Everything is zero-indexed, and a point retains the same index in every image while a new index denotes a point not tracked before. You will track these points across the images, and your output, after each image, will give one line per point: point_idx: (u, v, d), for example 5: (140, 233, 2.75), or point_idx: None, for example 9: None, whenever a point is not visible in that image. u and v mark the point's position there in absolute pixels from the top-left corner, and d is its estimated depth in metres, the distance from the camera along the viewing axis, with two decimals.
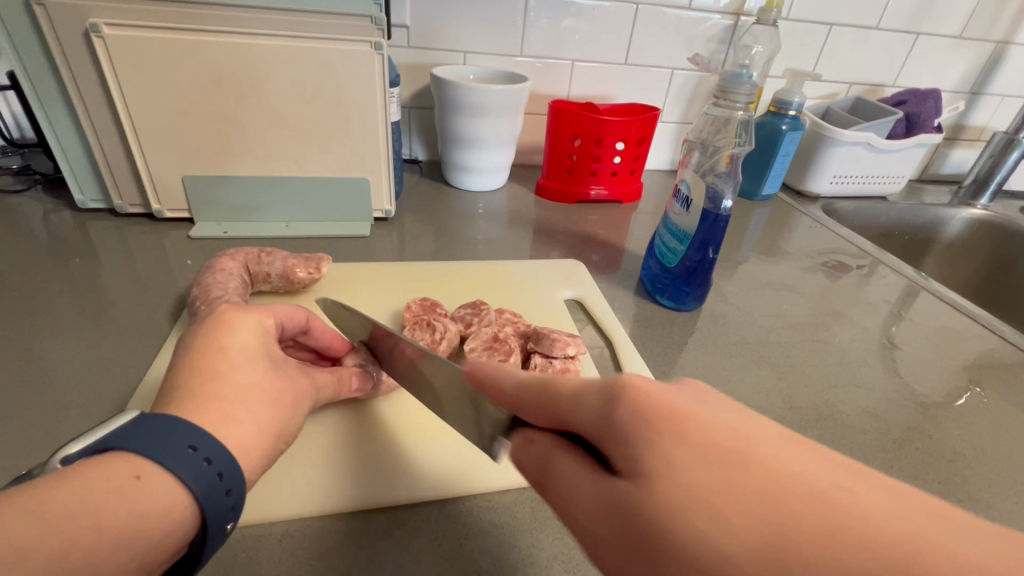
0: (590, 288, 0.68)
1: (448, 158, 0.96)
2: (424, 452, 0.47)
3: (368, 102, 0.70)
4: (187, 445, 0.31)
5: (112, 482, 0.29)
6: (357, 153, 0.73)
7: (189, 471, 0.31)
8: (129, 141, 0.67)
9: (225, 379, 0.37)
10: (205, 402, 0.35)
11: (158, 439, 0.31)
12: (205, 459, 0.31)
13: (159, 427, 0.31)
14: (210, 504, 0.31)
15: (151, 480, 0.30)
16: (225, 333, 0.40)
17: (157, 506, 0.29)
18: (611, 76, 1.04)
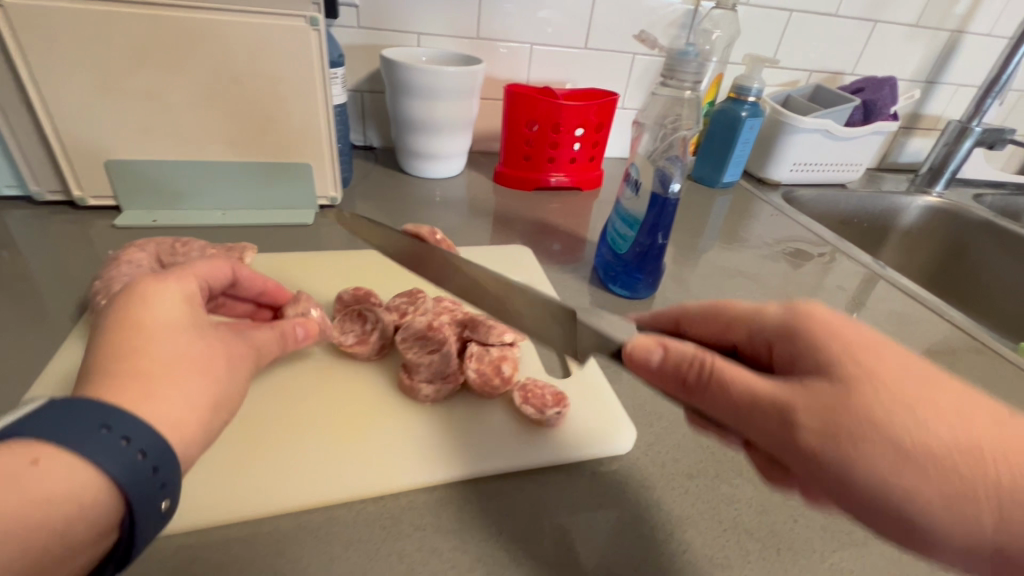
0: (537, 275, 0.66)
1: (401, 145, 0.92)
2: (350, 446, 0.42)
3: (307, 81, 0.66)
4: (98, 425, 0.28)
5: (9, 470, 0.26)
6: (296, 136, 0.69)
7: (104, 455, 0.28)
8: (41, 121, 0.62)
9: (141, 357, 0.33)
10: (122, 382, 0.31)
11: (68, 419, 0.28)
12: (125, 438, 0.29)
13: (70, 408, 0.28)
14: (134, 487, 0.29)
15: (53, 464, 0.27)
16: (145, 304, 0.35)
17: (66, 489, 0.27)
18: (572, 61, 1.01)
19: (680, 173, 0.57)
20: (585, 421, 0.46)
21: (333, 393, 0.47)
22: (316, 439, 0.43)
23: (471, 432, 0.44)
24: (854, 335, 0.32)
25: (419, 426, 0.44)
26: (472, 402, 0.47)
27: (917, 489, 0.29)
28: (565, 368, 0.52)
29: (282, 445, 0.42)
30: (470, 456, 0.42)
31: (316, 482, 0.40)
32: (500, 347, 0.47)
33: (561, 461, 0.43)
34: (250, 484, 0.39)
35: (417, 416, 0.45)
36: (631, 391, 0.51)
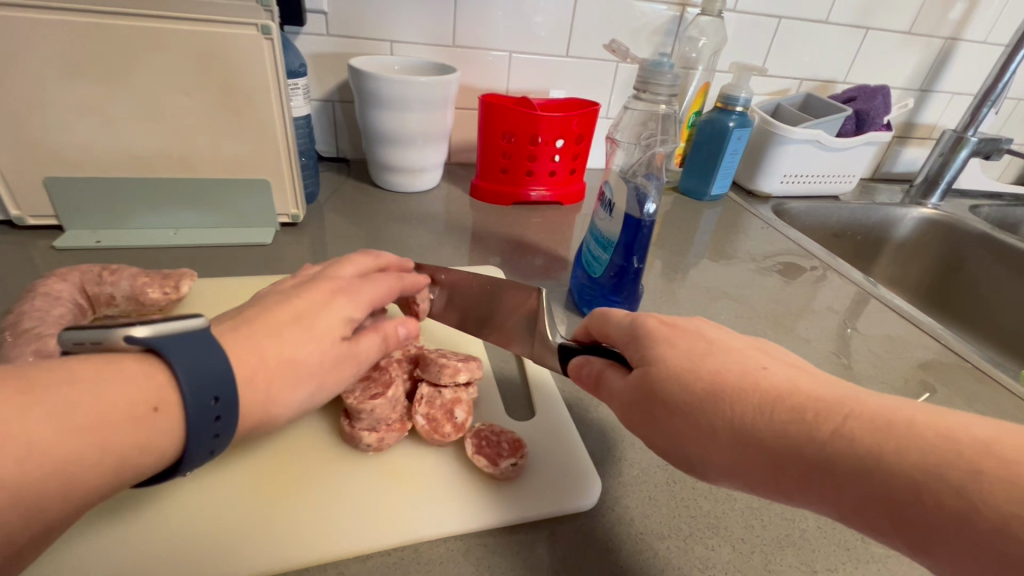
0: None
1: (373, 158, 0.88)
2: (277, 504, 0.38)
3: (261, 94, 0.62)
4: (212, 394, 0.31)
5: (134, 407, 0.29)
6: (252, 152, 0.65)
7: (198, 421, 0.31)
8: None
9: (280, 345, 0.36)
10: (246, 359, 0.35)
11: (192, 366, 0.31)
12: (215, 400, 0.31)
13: (198, 363, 0.32)
14: (201, 437, 0.31)
15: (166, 415, 0.30)
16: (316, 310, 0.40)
17: (159, 439, 0.30)
18: (553, 69, 0.98)
19: (655, 192, 0.53)
20: (546, 472, 0.41)
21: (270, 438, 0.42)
22: (244, 488, 0.39)
23: (417, 485, 0.40)
24: (687, 341, 0.35)
25: (361, 477, 0.40)
26: (423, 450, 0.42)
27: (739, 416, 0.31)
28: (528, 408, 0.48)
29: (206, 493, 0.38)
30: (412, 513, 0.38)
31: (235, 539, 0.35)
32: (452, 389, 0.43)
33: (514, 521, 0.38)
34: (162, 540, 0.35)
35: (359, 466, 0.41)
36: (601, 433, 0.46)
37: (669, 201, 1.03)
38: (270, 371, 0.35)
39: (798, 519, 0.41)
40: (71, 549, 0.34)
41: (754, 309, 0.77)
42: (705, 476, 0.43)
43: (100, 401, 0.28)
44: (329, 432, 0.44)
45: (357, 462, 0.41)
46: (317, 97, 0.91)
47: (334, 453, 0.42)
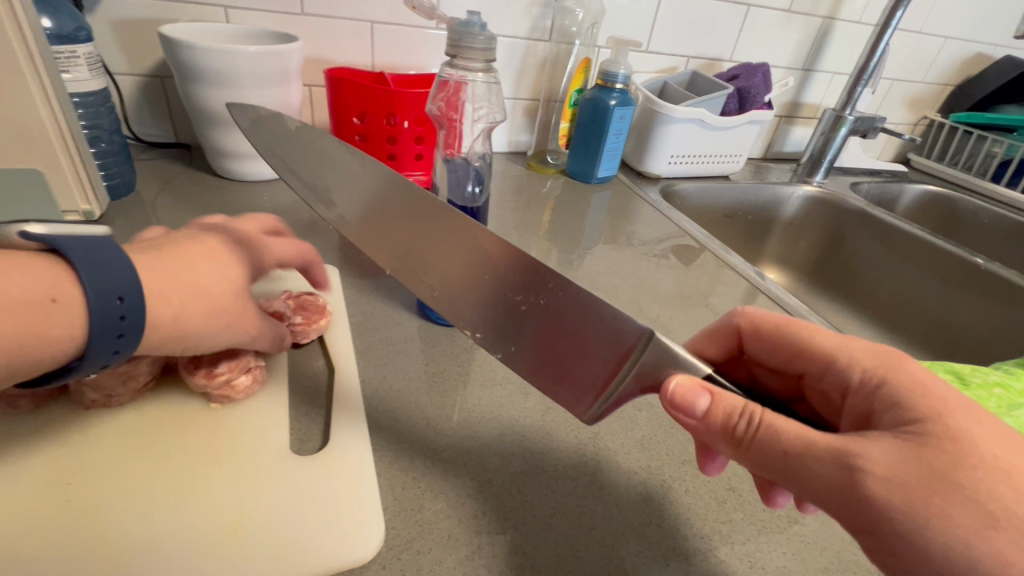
0: (334, 305, 0.54)
1: (207, 143, 0.76)
2: None
3: (9, 60, 0.50)
4: (116, 294, 0.33)
5: (26, 302, 0.30)
6: (6, 135, 0.53)
7: (101, 312, 0.32)
8: None
9: (194, 276, 0.38)
10: (167, 270, 0.37)
11: (99, 267, 0.33)
12: (121, 298, 0.33)
13: (100, 257, 0.33)
14: (104, 337, 0.32)
15: (64, 307, 0.31)
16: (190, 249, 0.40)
17: (53, 329, 0.31)
18: (422, 41, 0.88)
19: (485, 175, 0.53)
20: (316, 523, 0.35)
21: None
22: None
23: (132, 558, 0.32)
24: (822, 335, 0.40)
25: (55, 558, 0.32)
26: (162, 504, 0.35)
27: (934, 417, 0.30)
28: (321, 440, 0.41)
29: None
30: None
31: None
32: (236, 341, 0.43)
33: None
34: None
35: (59, 539, 0.33)
36: (411, 459, 0.40)
37: (557, 185, 0.98)
38: (183, 312, 0.37)
39: (618, 545, 0.37)
40: None
41: (631, 297, 0.73)
42: (521, 502, 0.38)
43: None
44: (35, 492, 0.35)
45: (51, 536, 0.33)
46: (137, 72, 0.77)
47: (29, 523, 0.34)
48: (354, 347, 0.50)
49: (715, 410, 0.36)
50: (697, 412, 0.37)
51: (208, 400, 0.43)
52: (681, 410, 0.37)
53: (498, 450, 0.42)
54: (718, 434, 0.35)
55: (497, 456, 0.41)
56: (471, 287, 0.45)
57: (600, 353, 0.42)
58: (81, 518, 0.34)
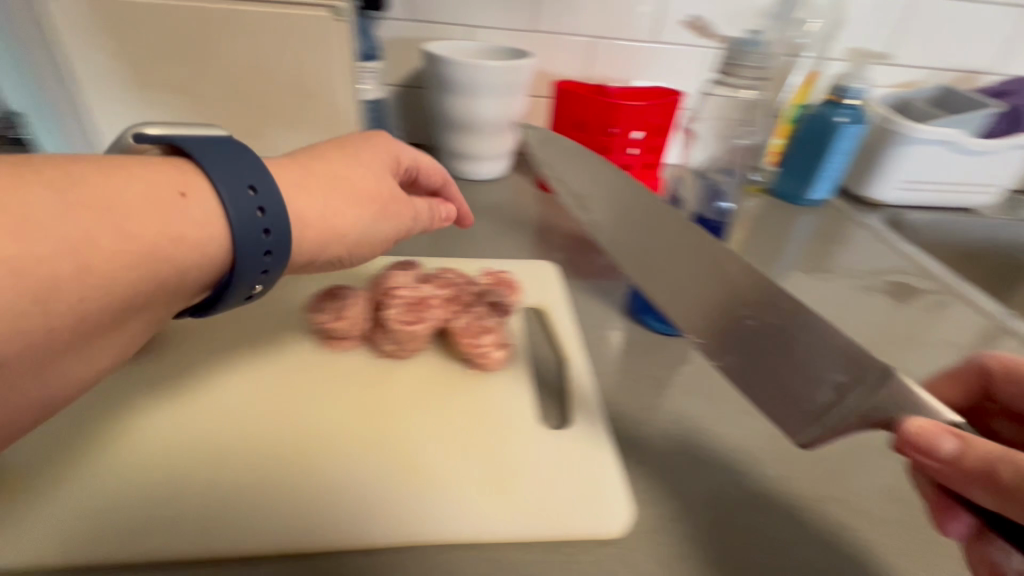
0: (557, 296, 0.56)
1: (444, 144, 0.87)
2: (312, 483, 0.38)
3: (334, 75, 0.62)
4: (247, 187, 0.34)
5: (164, 196, 0.31)
6: (320, 135, 0.66)
7: (239, 209, 0.34)
8: (85, 110, 0.63)
9: (344, 175, 0.42)
10: (317, 175, 0.41)
11: (226, 168, 0.34)
12: (253, 193, 0.34)
13: (229, 159, 0.35)
14: (249, 238, 0.34)
15: (194, 201, 0.32)
16: (350, 153, 0.44)
17: (199, 232, 0.32)
18: (638, 55, 0.91)
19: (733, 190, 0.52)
20: (576, 490, 0.39)
21: (311, 408, 0.43)
22: (271, 455, 0.39)
23: (434, 484, 0.38)
24: None
25: (379, 468, 0.39)
26: (452, 441, 0.42)
27: None
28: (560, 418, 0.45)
29: (240, 450, 0.39)
30: (427, 511, 0.37)
31: (250, 514, 0.36)
32: (495, 319, 0.48)
33: (533, 536, 0.36)
34: (178, 503, 0.36)
35: (379, 455, 0.40)
36: (644, 455, 0.43)
37: (760, 204, 0.93)
38: (324, 209, 0.40)
39: None
40: (118, 484, 0.37)
41: (851, 331, 0.67)
42: (757, 524, 0.39)
43: (130, 195, 0.29)
44: (352, 410, 0.43)
45: (370, 450, 0.40)
46: (395, 83, 0.92)
47: (352, 435, 0.41)
48: (581, 341, 0.52)
49: (971, 453, 0.29)
50: (941, 454, 0.30)
51: (466, 365, 0.48)
52: (919, 451, 0.31)
53: (727, 463, 0.43)
54: (976, 481, 0.29)
55: (725, 470, 0.43)
56: (701, 297, 0.46)
57: (823, 378, 0.38)
58: (390, 441, 0.41)
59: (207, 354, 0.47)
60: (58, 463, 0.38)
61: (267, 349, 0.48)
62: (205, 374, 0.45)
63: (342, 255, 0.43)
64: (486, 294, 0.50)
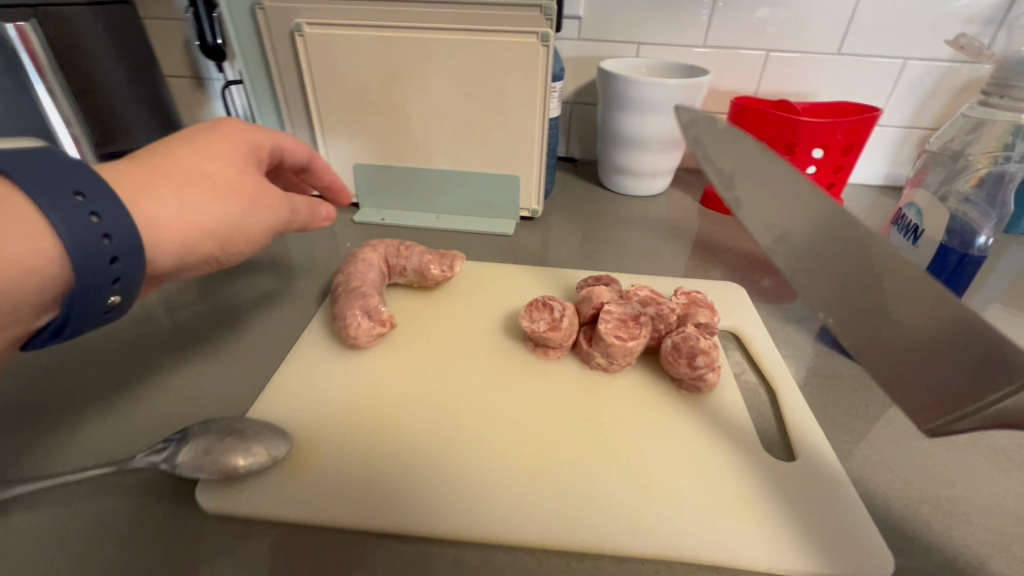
0: (752, 321, 0.55)
1: (606, 159, 0.90)
2: (548, 483, 0.40)
3: (530, 96, 0.66)
4: (74, 193, 0.31)
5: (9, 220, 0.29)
6: (509, 150, 0.71)
7: (74, 223, 0.31)
8: (315, 128, 0.73)
9: (172, 162, 0.39)
10: (141, 172, 0.37)
11: (48, 177, 0.31)
12: (81, 198, 0.31)
13: (50, 170, 0.31)
14: (95, 268, 0.32)
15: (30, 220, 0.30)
16: (205, 144, 0.42)
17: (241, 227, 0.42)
18: (816, 68, 0.86)
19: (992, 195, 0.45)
20: (826, 529, 0.37)
21: (533, 411, 0.45)
22: (504, 451, 0.42)
23: (675, 502, 0.39)
24: None
25: (617, 479, 0.40)
26: (677, 460, 0.42)
27: None
28: (787, 449, 0.43)
29: (477, 444, 0.42)
30: (674, 527, 0.37)
31: (507, 507, 0.38)
32: (710, 342, 0.46)
33: (786, 570, 0.36)
34: (440, 488, 0.39)
35: (613, 466, 0.41)
36: (885, 499, 0.40)
37: None
38: (171, 188, 0.38)
39: None
40: (378, 462, 0.41)
41: None
42: None
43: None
44: (576, 418, 0.44)
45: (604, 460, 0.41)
46: None
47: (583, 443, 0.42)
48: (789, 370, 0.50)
49: None
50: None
51: (678, 386, 0.47)
52: None
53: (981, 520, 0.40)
54: None
55: (987, 530, 0.38)
56: None
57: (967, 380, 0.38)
58: (620, 454, 0.42)
59: (431, 353, 0.50)
60: (331, 440, 0.42)
61: (482, 350, 0.51)
62: (434, 372, 0.49)
63: (263, 237, 0.45)
64: (691, 315, 0.49)
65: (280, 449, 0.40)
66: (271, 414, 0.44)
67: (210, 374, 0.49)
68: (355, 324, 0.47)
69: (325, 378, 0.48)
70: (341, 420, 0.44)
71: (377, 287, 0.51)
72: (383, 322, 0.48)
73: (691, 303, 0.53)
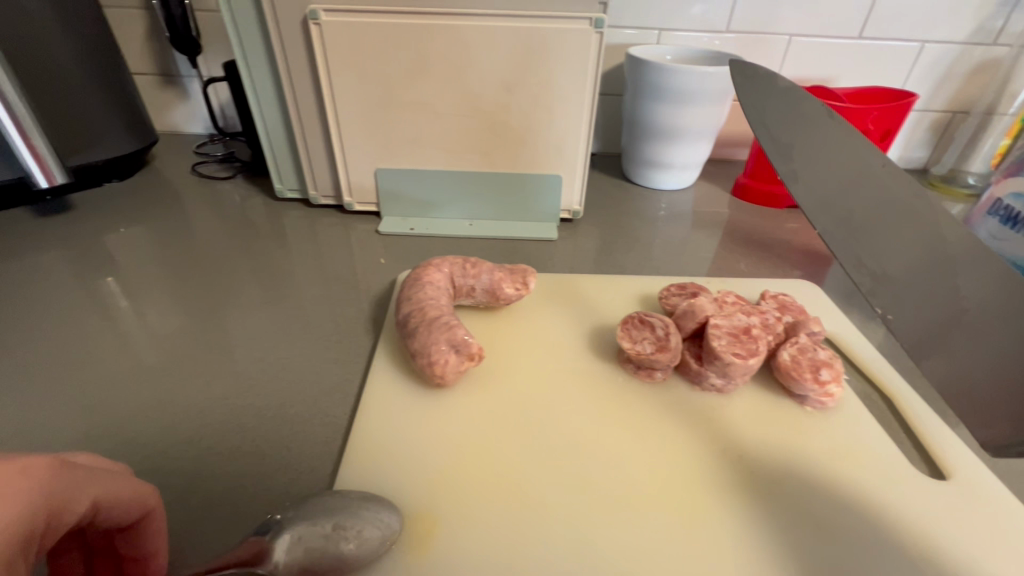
0: (846, 326, 0.52)
1: (634, 152, 0.85)
2: (707, 529, 0.36)
3: (577, 88, 0.61)
4: None
5: None
6: (550, 147, 0.65)
7: None
8: (329, 129, 0.65)
9: None
10: None
11: None
12: None
13: None
14: None
15: None
16: None
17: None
18: (837, 51, 0.85)
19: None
20: (1005, 551, 0.36)
21: (661, 445, 0.41)
22: (647, 495, 0.37)
23: (841, 536, 0.36)
24: None
25: (774, 516, 0.37)
26: (828, 488, 0.39)
27: None
28: (931, 465, 0.41)
29: (615, 489, 0.38)
30: (856, 564, 0.35)
31: (679, 561, 0.34)
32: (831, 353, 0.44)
33: None
34: (597, 544, 0.34)
35: (770, 500, 0.38)
36: None
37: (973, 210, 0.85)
38: None
39: None
40: (510, 524, 0.35)
41: None
42: None
43: None
44: (712, 449, 0.41)
45: (757, 494, 0.38)
46: None
47: (730, 477, 0.39)
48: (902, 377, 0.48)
49: None
50: None
51: (798, 402, 0.45)
52: None
53: None
54: None
55: None
56: None
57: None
58: (772, 485, 0.39)
59: (527, 383, 0.45)
60: (452, 499, 0.36)
61: (581, 376, 0.46)
62: (541, 405, 0.43)
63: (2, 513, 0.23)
64: (801, 324, 0.46)
65: (391, 525, 0.34)
66: (367, 477, 0.37)
67: (277, 431, 0.41)
68: (442, 361, 0.41)
69: (416, 423, 0.41)
70: (452, 474, 0.38)
71: (455, 314, 0.44)
72: (473, 355, 0.42)
73: (783, 307, 0.49)
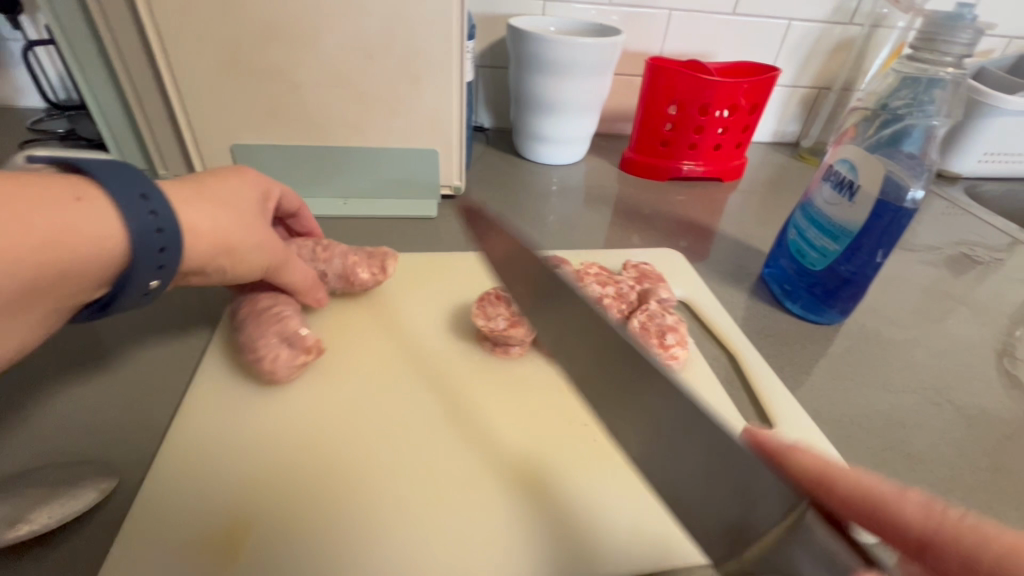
0: (702, 292, 0.55)
1: (523, 127, 0.84)
2: (539, 498, 0.39)
3: (442, 59, 0.58)
4: None
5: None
6: (422, 121, 0.62)
7: None
8: (170, 98, 0.58)
9: None
10: None
11: None
12: None
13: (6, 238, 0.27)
14: None
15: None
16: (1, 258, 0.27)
17: (87, 225, 0.30)
18: (716, 28, 0.87)
19: (921, 136, 0.45)
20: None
21: (503, 424, 0.43)
22: (487, 471, 0.40)
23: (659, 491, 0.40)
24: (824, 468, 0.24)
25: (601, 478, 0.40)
26: None
27: None
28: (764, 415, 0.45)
29: (454, 470, 0.40)
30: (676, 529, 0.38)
31: (508, 538, 0.36)
32: (676, 319, 0.45)
33: None
34: (431, 533, 0.36)
35: (602, 470, 0.41)
36: (854, 456, 0.43)
37: None
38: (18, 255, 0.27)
39: None
40: (349, 518, 0.36)
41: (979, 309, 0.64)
42: None
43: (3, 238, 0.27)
44: (550, 442, 0.42)
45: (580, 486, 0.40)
46: None
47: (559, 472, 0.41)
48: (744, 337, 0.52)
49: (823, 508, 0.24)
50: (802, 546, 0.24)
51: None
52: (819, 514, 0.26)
53: (921, 451, 0.43)
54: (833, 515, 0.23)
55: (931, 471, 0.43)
56: None
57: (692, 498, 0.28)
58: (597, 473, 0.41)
59: (375, 377, 0.46)
60: (270, 505, 0.36)
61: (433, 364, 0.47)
62: (387, 407, 0.43)
63: None
64: (653, 293, 0.47)
65: (88, 497, 0.34)
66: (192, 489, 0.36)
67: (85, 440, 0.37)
68: (273, 356, 0.39)
69: (253, 428, 0.40)
70: (288, 478, 0.38)
71: (295, 310, 0.43)
72: (309, 348, 0.41)
73: (642, 277, 0.51)
